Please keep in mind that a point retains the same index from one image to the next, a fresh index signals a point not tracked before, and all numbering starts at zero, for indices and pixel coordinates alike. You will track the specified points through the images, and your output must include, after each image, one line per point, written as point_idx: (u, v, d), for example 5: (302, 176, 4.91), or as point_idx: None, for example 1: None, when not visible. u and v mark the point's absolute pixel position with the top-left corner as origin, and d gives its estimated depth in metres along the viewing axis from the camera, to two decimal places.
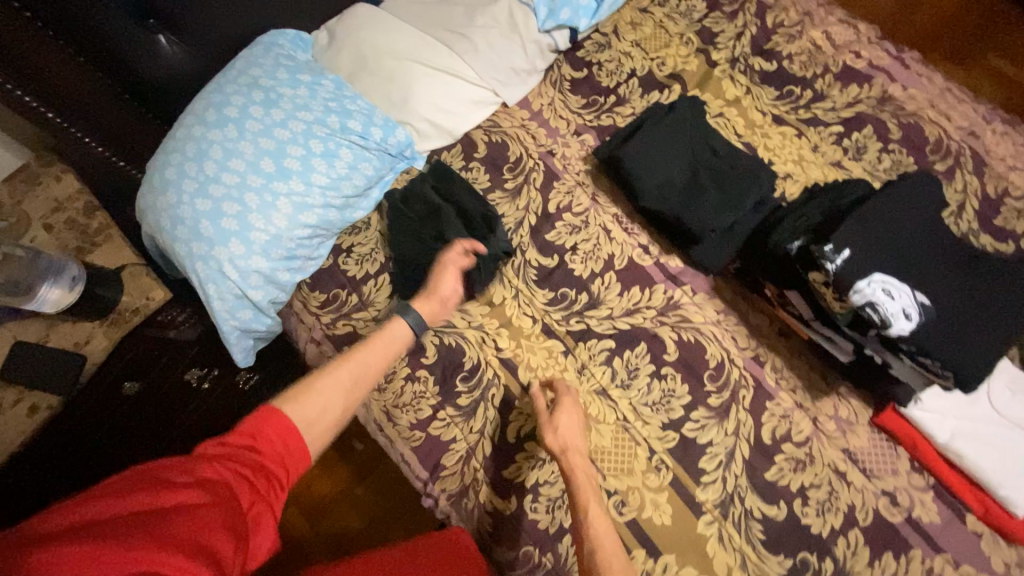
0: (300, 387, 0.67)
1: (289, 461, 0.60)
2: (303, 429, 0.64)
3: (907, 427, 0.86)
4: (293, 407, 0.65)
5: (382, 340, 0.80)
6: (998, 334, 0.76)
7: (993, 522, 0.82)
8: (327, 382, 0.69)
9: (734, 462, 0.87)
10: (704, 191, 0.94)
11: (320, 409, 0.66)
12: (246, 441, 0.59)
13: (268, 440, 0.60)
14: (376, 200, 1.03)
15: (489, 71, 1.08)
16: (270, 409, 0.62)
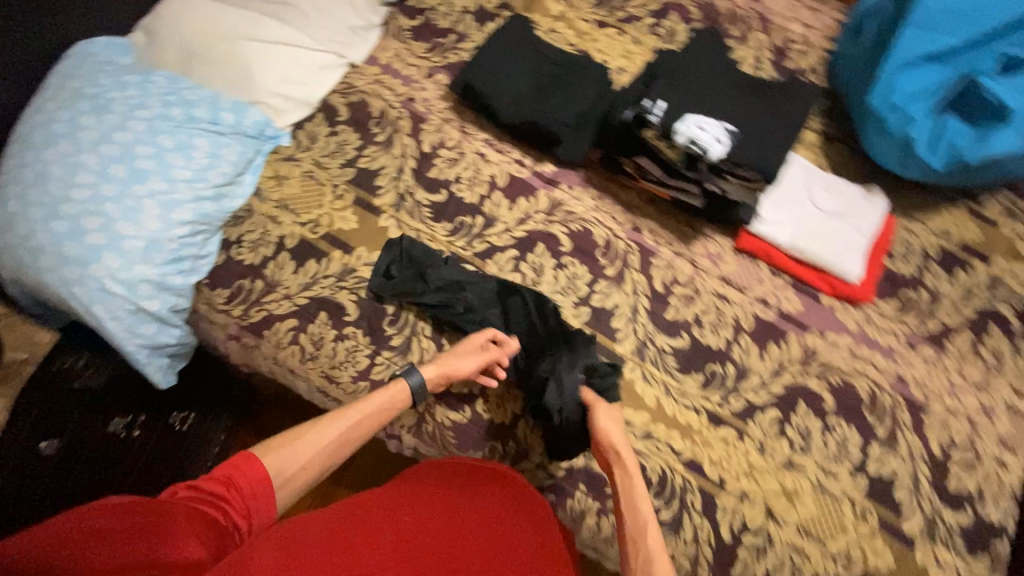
0: (285, 437, 0.76)
1: (257, 506, 0.67)
2: (274, 478, 0.71)
3: (760, 244, 1.04)
4: (274, 452, 0.73)
5: (381, 391, 0.86)
6: (782, 133, 0.99)
7: (839, 295, 1.02)
8: (313, 434, 0.77)
9: (638, 315, 1.01)
10: (550, 94, 1.06)
11: (298, 457, 0.74)
12: (222, 485, 0.65)
13: (245, 481, 0.67)
14: (251, 184, 1.05)
15: (325, 35, 1.11)
16: (247, 455, 0.71)
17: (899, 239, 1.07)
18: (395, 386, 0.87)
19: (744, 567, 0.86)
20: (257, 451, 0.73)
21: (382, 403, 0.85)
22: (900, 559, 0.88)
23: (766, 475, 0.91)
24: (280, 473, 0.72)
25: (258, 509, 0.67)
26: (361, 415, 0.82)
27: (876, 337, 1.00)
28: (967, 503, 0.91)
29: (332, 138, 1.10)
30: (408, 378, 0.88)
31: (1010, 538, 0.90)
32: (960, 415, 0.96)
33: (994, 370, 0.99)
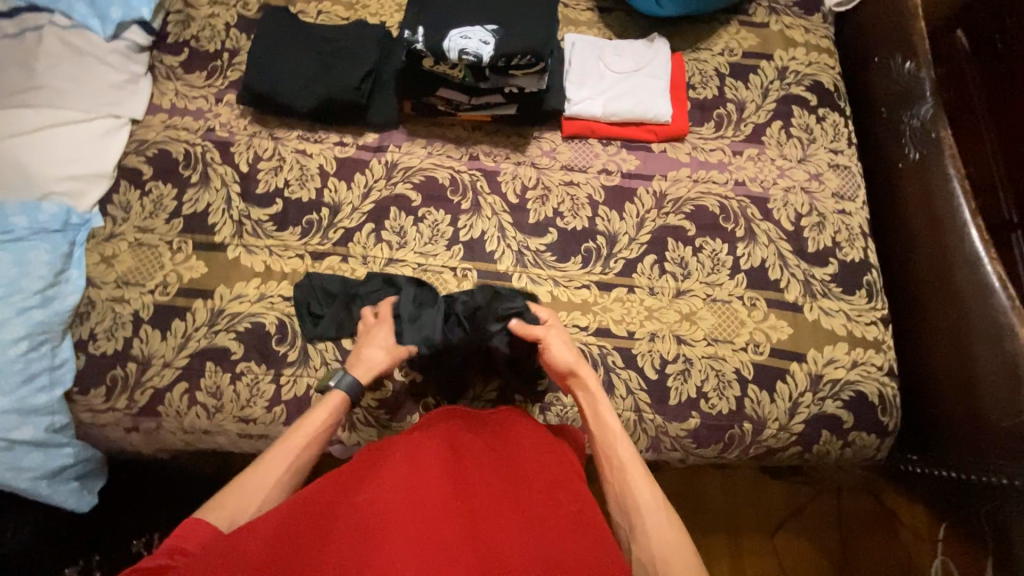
0: (224, 489, 0.71)
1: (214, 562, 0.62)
2: (228, 531, 0.67)
3: (582, 123, 1.11)
4: (219, 505, 0.69)
5: (317, 410, 0.82)
6: (544, 13, 1.02)
7: (664, 138, 1.11)
8: (255, 476, 0.72)
9: (506, 230, 1.05)
10: (336, 67, 1.05)
11: (244, 502, 0.70)
12: (165, 558, 0.61)
13: (194, 541, 0.63)
14: (81, 277, 0.98)
15: (91, 101, 1.05)
16: (196, 520, 0.66)
17: (693, 71, 1.17)
18: (331, 400, 0.84)
19: (676, 392, 0.96)
20: (203, 513, 0.68)
21: (322, 421, 0.81)
22: (795, 326, 0.99)
23: (664, 311, 1.00)
24: (232, 522, 0.68)
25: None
26: (304, 438, 0.79)
27: (708, 159, 1.11)
28: (828, 257, 1.04)
29: (145, 198, 1.05)
30: (341, 383, 0.86)
31: (869, 268, 1.04)
32: (797, 190, 1.08)
33: (808, 143, 1.12)
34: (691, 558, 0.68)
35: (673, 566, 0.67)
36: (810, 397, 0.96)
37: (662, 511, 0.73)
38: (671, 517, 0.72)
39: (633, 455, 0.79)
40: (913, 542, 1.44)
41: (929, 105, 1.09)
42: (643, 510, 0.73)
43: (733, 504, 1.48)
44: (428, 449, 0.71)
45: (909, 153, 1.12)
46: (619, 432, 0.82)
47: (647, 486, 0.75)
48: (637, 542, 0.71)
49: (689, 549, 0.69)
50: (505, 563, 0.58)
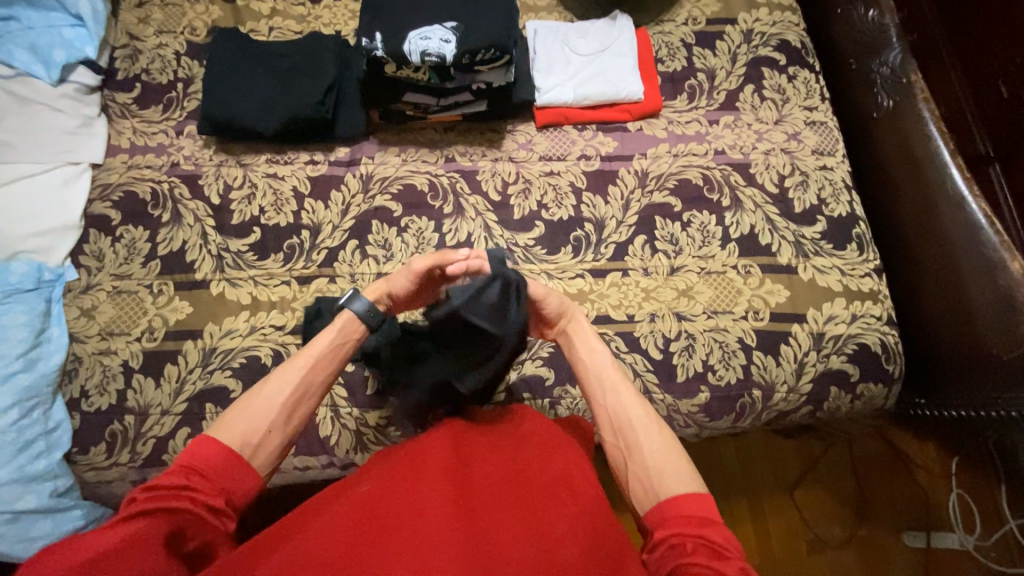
0: (232, 412, 0.62)
1: (229, 481, 0.57)
2: (239, 451, 0.59)
3: (554, 111, 1.09)
4: (231, 425, 0.61)
5: (330, 328, 0.72)
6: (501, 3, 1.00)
7: (638, 115, 1.10)
8: (269, 387, 0.64)
9: (492, 229, 1.03)
10: (297, 84, 1.02)
11: (254, 426, 0.61)
12: (180, 479, 0.55)
13: (205, 463, 0.57)
14: (63, 334, 0.94)
15: (47, 151, 1.00)
16: (205, 438, 0.59)
17: (659, 44, 1.15)
18: (343, 318, 0.73)
19: (683, 369, 0.95)
20: (211, 431, 0.60)
21: (335, 341, 0.71)
22: (791, 288, 0.99)
23: (661, 290, 0.99)
24: (247, 445, 0.60)
25: (232, 484, 0.57)
26: (321, 360, 0.69)
27: (685, 132, 1.09)
28: (815, 215, 1.04)
29: (117, 244, 1.01)
30: (355, 303, 0.75)
31: (856, 220, 1.05)
32: (777, 151, 1.08)
33: (782, 104, 1.11)
34: (687, 472, 0.65)
35: (670, 475, 0.64)
36: (814, 355, 0.97)
37: (655, 426, 0.69)
38: (664, 434, 0.68)
39: (622, 377, 0.74)
40: (926, 479, 1.48)
41: (897, 49, 1.10)
42: (638, 428, 0.69)
43: (751, 469, 1.49)
44: (431, 451, 0.70)
45: (882, 101, 1.12)
46: (608, 361, 0.76)
47: (636, 403, 0.71)
48: (632, 460, 0.67)
49: (683, 464, 0.65)
50: (509, 562, 0.56)
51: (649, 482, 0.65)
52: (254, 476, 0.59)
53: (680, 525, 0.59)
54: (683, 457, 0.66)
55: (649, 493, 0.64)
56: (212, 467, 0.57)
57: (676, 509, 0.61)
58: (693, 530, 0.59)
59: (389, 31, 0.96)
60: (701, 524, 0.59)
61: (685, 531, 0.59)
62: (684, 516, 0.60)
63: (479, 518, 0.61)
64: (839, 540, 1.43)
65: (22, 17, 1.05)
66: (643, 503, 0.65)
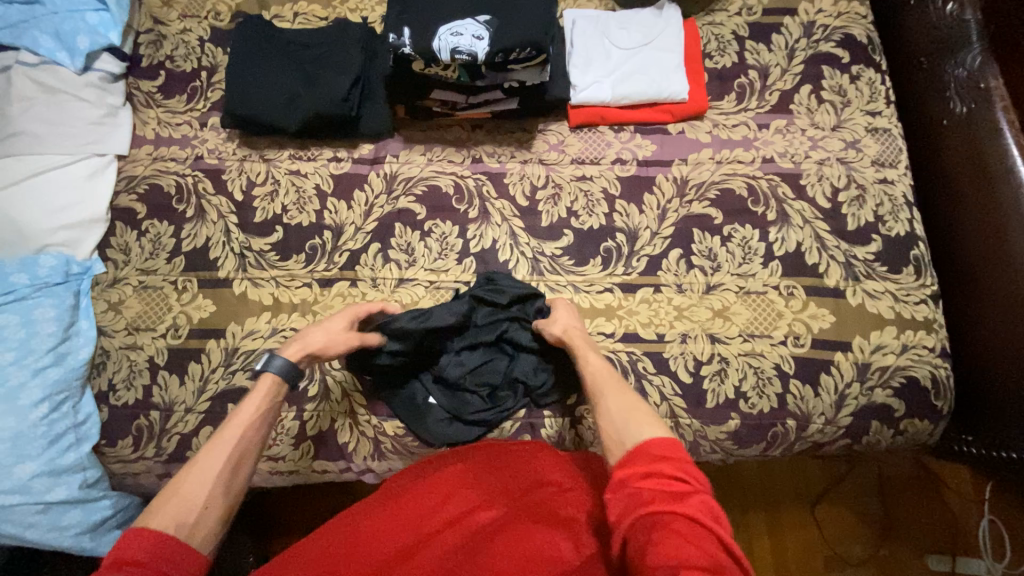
0: (164, 493, 0.60)
1: (170, 563, 0.54)
2: (176, 533, 0.57)
3: (590, 111, 1.02)
4: (160, 512, 0.59)
5: (253, 396, 0.74)
6: None
7: (681, 117, 1.02)
8: (200, 466, 0.63)
9: (518, 237, 0.99)
10: (320, 77, 0.97)
11: (192, 499, 0.60)
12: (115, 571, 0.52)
13: (141, 551, 0.54)
14: (90, 329, 0.95)
15: (72, 142, 0.99)
16: (131, 532, 0.55)
17: (709, 37, 1.06)
18: (264, 382, 0.75)
19: (713, 394, 0.91)
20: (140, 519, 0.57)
21: (256, 411, 0.72)
22: (837, 313, 0.93)
23: (695, 309, 0.94)
24: (181, 524, 0.58)
25: (175, 565, 0.55)
26: (246, 427, 0.69)
27: (731, 136, 1.01)
28: (870, 233, 0.96)
29: (143, 238, 1.00)
30: (273, 362, 0.77)
31: (916, 240, 0.96)
32: (833, 161, 0.99)
33: (842, 107, 1.01)
34: (652, 420, 0.65)
35: (634, 424, 0.65)
36: (857, 388, 0.91)
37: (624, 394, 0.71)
38: (630, 395, 0.71)
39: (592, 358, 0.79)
40: (958, 503, 1.42)
41: (976, 51, 1.00)
42: (607, 394, 0.72)
43: (772, 483, 1.45)
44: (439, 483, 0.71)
45: (954, 108, 1.02)
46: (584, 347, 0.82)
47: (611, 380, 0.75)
48: (602, 420, 0.69)
49: (646, 412, 0.67)
50: None
51: (616, 437, 0.65)
52: (194, 557, 0.57)
53: (637, 464, 0.58)
54: (647, 410, 0.67)
55: (618, 442, 0.64)
56: (153, 549, 0.54)
57: (636, 452, 0.60)
58: (649, 468, 0.57)
59: (417, 24, 0.90)
60: (660, 462, 0.58)
61: (640, 471, 0.57)
62: (642, 456, 0.59)
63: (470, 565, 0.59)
64: (858, 558, 1.39)
65: (46, 0, 1.02)
66: (613, 456, 0.64)
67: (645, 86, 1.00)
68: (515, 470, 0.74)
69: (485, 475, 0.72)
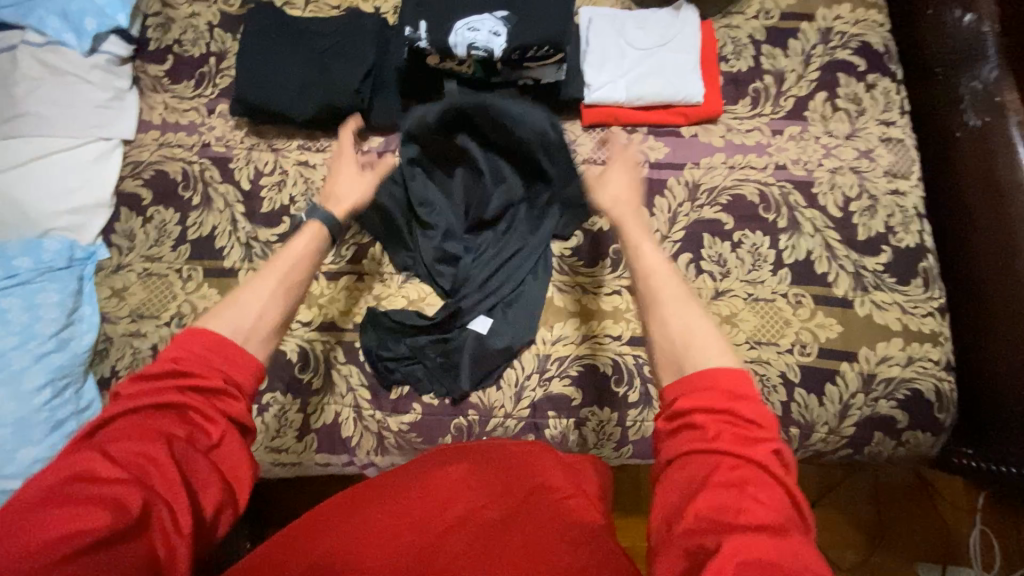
0: (218, 309, 0.61)
1: (220, 366, 0.56)
2: (232, 337, 0.59)
3: (604, 111, 1.01)
4: (222, 314, 0.60)
5: (301, 236, 0.72)
6: None
7: (695, 120, 1.01)
8: (251, 289, 0.63)
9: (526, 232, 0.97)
10: (332, 67, 0.96)
11: (245, 320, 0.61)
12: (168, 368, 0.55)
13: (190, 354, 0.56)
14: (93, 315, 0.94)
15: (78, 124, 0.98)
16: (192, 331, 0.58)
17: (725, 40, 1.05)
18: (309, 227, 0.73)
19: None
20: (202, 320, 0.59)
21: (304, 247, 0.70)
22: (845, 323, 0.92)
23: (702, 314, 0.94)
24: (238, 331, 0.59)
25: (228, 368, 0.57)
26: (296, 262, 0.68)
27: (744, 142, 1.00)
28: (880, 244, 0.96)
29: (148, 225, 0.99)
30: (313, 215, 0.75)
31: (925, 252, 0.96)
32: (846, 170, 0.98)
33: (856, 115, 1.01)
34: (720, 348, 0.56)
35: (698, 349, 0.56)
36: (862, 398, 0.91)
37: (687, 301, 0.61)
38: (695, 308, 0.60)
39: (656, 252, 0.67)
40: (950, 512, 1.43)
41: (993, 62, 0.98)
42: (667, 301, 0.61)
43: None
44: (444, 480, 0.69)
45: (968, 120, 1.01)
46: (641, 236, 0.69)
47: (670, 278, 0.63)
48: (659, 330, 0.59)
49: (716, 336, 0.57)
50: None
51: (678, 352, 0.57)
52: (252, 360, 0.59)
53: (703, 398, 0.51)
54: (715, 330, 0.57)
55: (672, 365, 0.56)
56: (196, 367, 0.55)
57: (695, 382, 0.52)
58: (718, 404, 0.50)
59: (433, 17, 0.89)
60: (730, 399, 0.50)
61: (705, 408, 0.50)
62: (708, 391, 0.51)
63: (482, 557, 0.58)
64: (850, 564, 1.40)
65: None
66: (665, 374, 0.57)
67: (660, 87, 0.99)
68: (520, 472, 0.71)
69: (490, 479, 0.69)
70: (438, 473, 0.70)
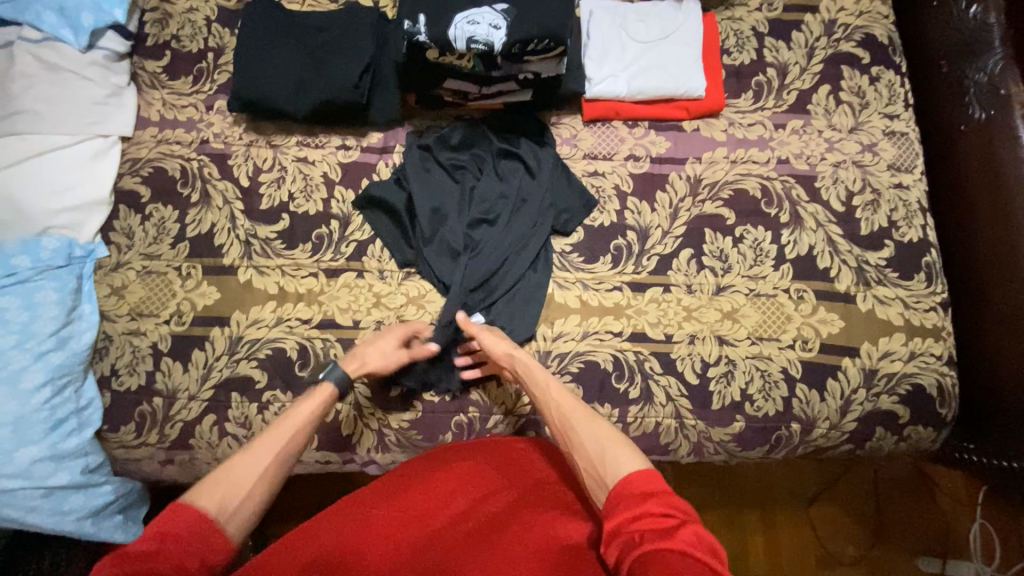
0: (213, 478, 0.64)
1: (205, 544, 0.58)
2: (217, 517, 0.60)
3: (605, 105, 1.00)
4: (212, 489, 0.62)
5: (305, 400, 0.76)
6: None
7: (696, 115, 1.00)
8: (251, 454, 0.67)
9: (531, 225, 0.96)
10: (330, 62, 0.95)
11: (239, 488, 0.63)
12: (154, 544, 0.56)
13: (181, 527, 0.57)
14: (93, 314, 0.94)
15: (74, 121, 0.97)
16: (178, 505, 0.60)
17: (728, 33, 1.03)
18: (320, 390, 0.77)
19: (719, 396, 0.91)
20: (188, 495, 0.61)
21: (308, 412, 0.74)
22: (847, 318, 0.92)
23: (704, 310, 0.93)
24: (222, 509, 0.61)
25: (207, 549, 0.57)
26: (300, 426, 0.72)
27: (746, 136, 1.00)
28: (884, 239, 0.95)
29: (147, 223, 0.99)
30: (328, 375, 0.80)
31: (928, 247, 0.95)
32: (849, 164, 0.97)
33: (860, 109, 1.00)
34: (626, 448, 0.65)
35: (610, 457, 0.64)
36: (864, 394, 0.91)
37: (593, 421, 0.70)
38: (597, 421, 0.70)
39: (550, 380, 0.78)
40: (950, 507, 1.43)
41: (998, 55, 0.98)
42: (574, 423, 0.70)
43: (768, 482, 1.46)
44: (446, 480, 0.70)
45: (973, 113, 1.00)
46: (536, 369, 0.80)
47: (577, 404, 0.73)
48: (576, 451, 0.68)
49: (621, 440, 0.66)
50: None
51: (599, 470, 0.64)
52: (224, 543, 0.59)
53: (625, 506, 0.58)
54: (620, 437, 0.67)
55: (600, 482, 0.64)
56: (183, 535, 0.57)
57: (621, 494, 0.59)
58: (636, 510, 0.57)
59: (432, 11, 0.88)
60: (648, 498, 0.58)
61: (629, 513, 0.57)
62: (628, 494, 0.59)
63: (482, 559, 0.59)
64: (851, 558, 1.41)
65: None
66: (598, 493, 0.64)
67: (662, 80, 0.98)
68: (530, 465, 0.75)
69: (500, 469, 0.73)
70: (447, 464, 0.73)
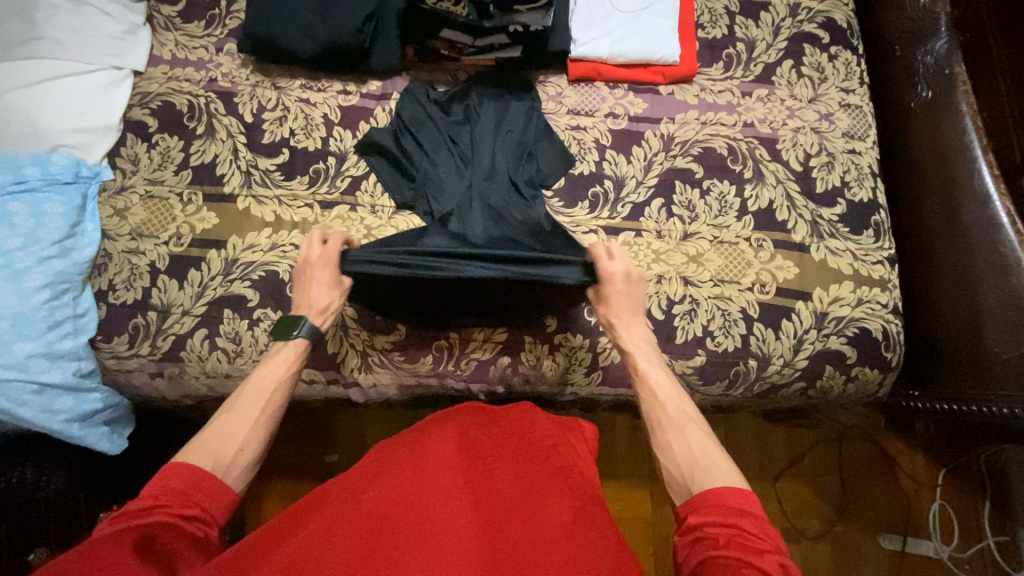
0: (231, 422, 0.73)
1: (202, 495, 0.65)
2: None
3: (587, 66, 1.09)
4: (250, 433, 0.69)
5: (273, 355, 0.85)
6: None
7: (670, 80, 1.09)
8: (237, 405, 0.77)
9: (502, 159, 1.04)
10: (337, 10, 1.03)
11: None
12: (150, 498, 0.63)
13: (175, 482, 0.65)
14: (94, 231, 0.98)
15: (92, 52, 1.03)
16: (173, 465, 0.67)
17: (702, 10, 1.13)
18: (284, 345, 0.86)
19: (682, 332, 0.98)
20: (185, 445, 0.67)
21: (283, 366, 0.84)
22: (801, 265, 1.00)
23: (672, 253, 1.01)
24: None
25: (207, 496, 0.65)
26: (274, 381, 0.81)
27: (716, 100, 1.09)
28: (837, 197, 1.04)
29: (153, 150, 1.05)
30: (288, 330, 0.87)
31: (877, 208, 1.04)
32: (808, 130, 1.07)
33: (820, 82, 1.10)
34: (728, 471, 0.69)
35: (703, 470, 0.70)
36: (814, 334, 0.98)
37: (694, 428, 0.76)
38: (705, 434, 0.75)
39: (671, 381, 0.84)
40: (910, 486, 1.45)
41: (943, 38, 1.08)
42: (676, 425, 0.77)
43: (735, 450, 1.49)
44: (440, 443, 0.73)
45: (921, 92, 1.10)
46: (656, 364, 0.87)
47: (685, 408, 0.79)
48: (665, 448, 0.75)
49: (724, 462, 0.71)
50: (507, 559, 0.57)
51: (688, 473, 0.71)
52: (224, 492, 0.67)
53: (713, 513, 0.64)
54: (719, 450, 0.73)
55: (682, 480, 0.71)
56: (186, 481, 0.65)
57: (708, 499, 0.65)
58: (727, 519, 0.63)
59: None
60: (738, 515, 0.63)
61: (719, 520, 0.63)
62: (721, 505, 0.64)
63: (489, 515, 0.63)
64: (815, 533, 1.43)
65: None
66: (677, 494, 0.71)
67: (640, 45, 1.07)
68: (506, 433, 0.78)
69: (479, 435, 0.77)
70: (431, 435, 0.76)
